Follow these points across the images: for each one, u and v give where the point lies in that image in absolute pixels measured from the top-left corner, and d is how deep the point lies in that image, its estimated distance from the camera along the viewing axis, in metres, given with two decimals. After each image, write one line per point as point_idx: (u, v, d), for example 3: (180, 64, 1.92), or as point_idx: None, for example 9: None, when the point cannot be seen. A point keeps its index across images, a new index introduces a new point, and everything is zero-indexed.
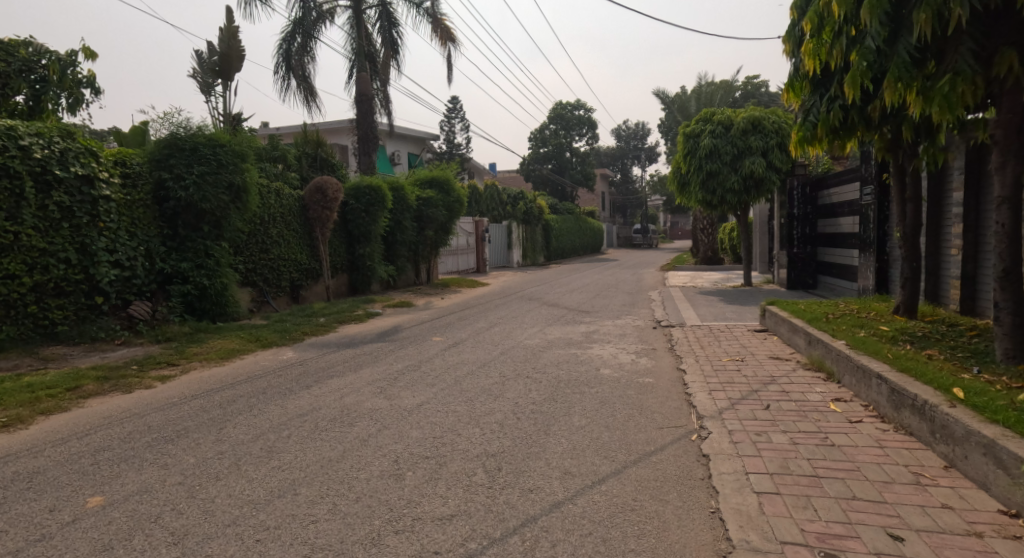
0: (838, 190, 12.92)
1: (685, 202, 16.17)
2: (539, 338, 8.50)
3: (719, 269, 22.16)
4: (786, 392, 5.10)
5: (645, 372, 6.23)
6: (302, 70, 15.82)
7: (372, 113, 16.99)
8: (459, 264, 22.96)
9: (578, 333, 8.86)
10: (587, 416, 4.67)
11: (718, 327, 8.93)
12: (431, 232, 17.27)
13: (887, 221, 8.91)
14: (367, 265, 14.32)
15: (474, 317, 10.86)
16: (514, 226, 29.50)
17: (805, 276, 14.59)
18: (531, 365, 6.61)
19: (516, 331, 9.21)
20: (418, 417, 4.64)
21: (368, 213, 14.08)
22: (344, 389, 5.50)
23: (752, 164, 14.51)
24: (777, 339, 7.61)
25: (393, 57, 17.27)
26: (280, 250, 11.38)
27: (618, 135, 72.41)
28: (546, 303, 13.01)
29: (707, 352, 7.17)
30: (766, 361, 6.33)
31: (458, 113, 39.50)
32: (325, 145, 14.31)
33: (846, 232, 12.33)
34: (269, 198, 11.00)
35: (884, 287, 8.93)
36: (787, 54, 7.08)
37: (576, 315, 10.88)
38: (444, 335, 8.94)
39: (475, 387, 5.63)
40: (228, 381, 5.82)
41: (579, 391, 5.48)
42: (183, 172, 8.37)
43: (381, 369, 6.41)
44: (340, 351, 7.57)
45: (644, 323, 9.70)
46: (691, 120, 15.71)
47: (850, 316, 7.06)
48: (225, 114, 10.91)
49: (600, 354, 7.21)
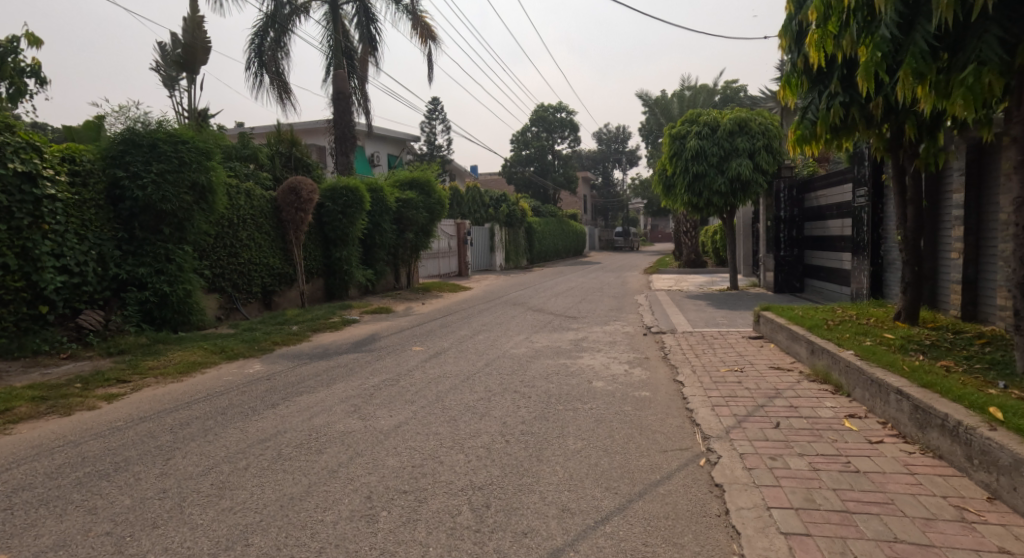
0: (826, 192, 12.72)
1: (671, 205, 15.88)
2: (526, 347, 8.05)
3: (703, 272, 21.98)
4: (794, 408, 4.72)
5: (641, 385, 5.82)
6: (275, 66, 15.24)
7: (349, 112, 16.44)
8: (441, 268, 22.46)
9: (566, 342, 8.45)
10: (582, 437, 4.24)
11: (711, 333, 8.58)
12: (411, 234, 16.75)
13: (882, 224, 8.64)
14: (344, 269, 13.75)
15: (457, 325, 10.36)
16: (496, 229, 29.08)
17: (792, 280, 14.35)
18: (518, 377, 6.16)
19: (501, 339, 8.76)
20: (395, 441, 4.16)
21: (345, 215, 13.52)
22: (314, 408, 5.00)
23: (739, 166, 14.26)
24: (773, 347, 7.28)
25: (371, 53, 16.77)
26: (250, 254, 10.81)
27: (599, 138, 72.49)
28: (531, 308, 12.57)
29: (704, 361, 6.79)
30: (766, 371, 5.97)
31: (439, 115, 39.02)
32: (299, 144, 13.73)
33: (835, 235, 12.11)
34: (238, 199, 10.42)
35: (879, 292, 8.65)
36: (783, 49, 6.77)
37: (564, 322, 10.48)
38: (425, 344, 8.45)
39: (458, 404, 5.17)
40: (185, 400, 5.30)
41: (572, 407, 5.05)
42: (140, 170, 7.85)
43: (356, 384, 5.92)
44: (312, 363, 7.05)
45: (634, 330, 9.32)
46: (677, 121, 15.41)
47: (850, 323, 6.75)
48: (190, 109, 10.34)
49: (591, 365, 6.80)
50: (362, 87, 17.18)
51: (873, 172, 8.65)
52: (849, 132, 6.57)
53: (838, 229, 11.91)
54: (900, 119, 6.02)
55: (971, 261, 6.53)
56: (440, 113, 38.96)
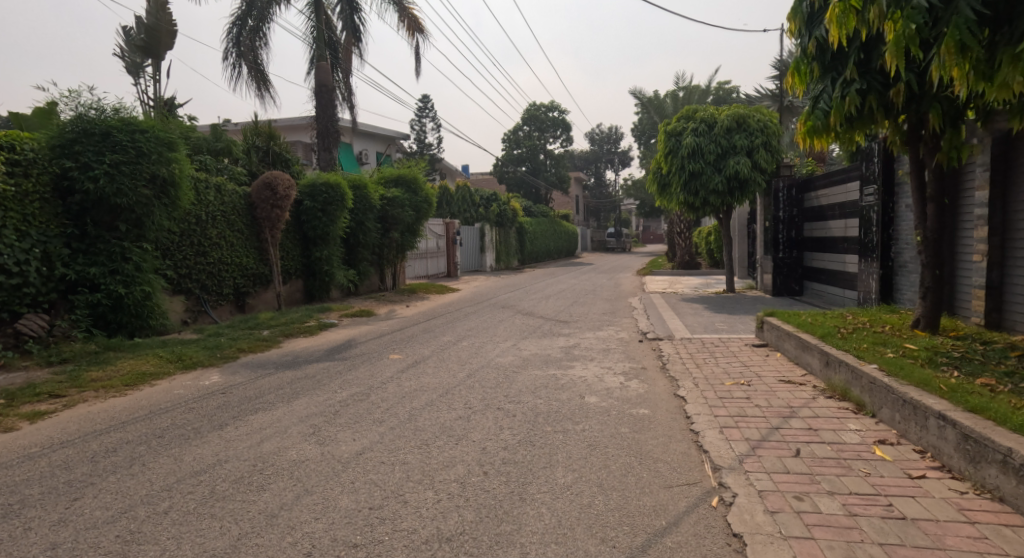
0: (827, 191, 12.22)
1: (666, 204, 15.33)
2: (513, 355, 7.44)
3: (698, 273, 21.47)
4: (815, 432, 4.14)
5: (639, 401, 5.24)
6: (254, 57, 14.58)
7: (332, 106, 15.78)
8: (429, 269, 21.82)
9: (556, 349, 7.85)
10: (573, 469, 3.64)
11: (712, 340, 8.01)
12: (396, 233, 16.11)
13: (893, 224, 8.12)
14: (324, 270, 13.10)
15: (440, 330, 9.74)
16: (487, 229, 28.46)
17: (791, 282, 13.83)
18: (502, 392, 5.56)
19: (487, 346, 8.16)
20: (353, 473, 3.55)
21: (325, 213, 12.88)
22: (268, 430, 4.37)
23: (737, 164, 13.73)
24: (780, 356, 6.72)
25: (355, 44, 16.12)
26: (220, 253, 10.15)
27: (591, 139, 72.05)
28: (521, 312, 11.97)
29: (707, 373, 6.22)
30: (776, 386, 5.41)
31: (430, 112, 38.36)
32: (277, 138, 13.07)
33: (836, 236, 11.62)
34: (207, 194, 9.78)
35: (889, 297, 8.13)
36: (791, 34, 6.27)
37: (554, 326, 9.89)
38: (405, 351, 7.83)
39: (433, 424, 4.55)
40: (121, 418, 4.65)
41: (562, 428, 4.45)
42: (91, 160, 7.21)
43: (322, 398, 5.30)
44: (278, 373, 6.41)
45: (628, 336, 8.75)
46: (673, 118, 14.86)
47: (864, 330, 6.21)
48: (155, 97, 9.64)
49: (584, 376, 6.21)
50: (346, 81, 16.57)
51: (883, 169, 8.14)
52: (863, 125, 6.08)
53: (840, 230, 11.42)
54: (922, 107, 5.52)
55: (996, 263, 6.00)
56: (430, 110, 38.30)
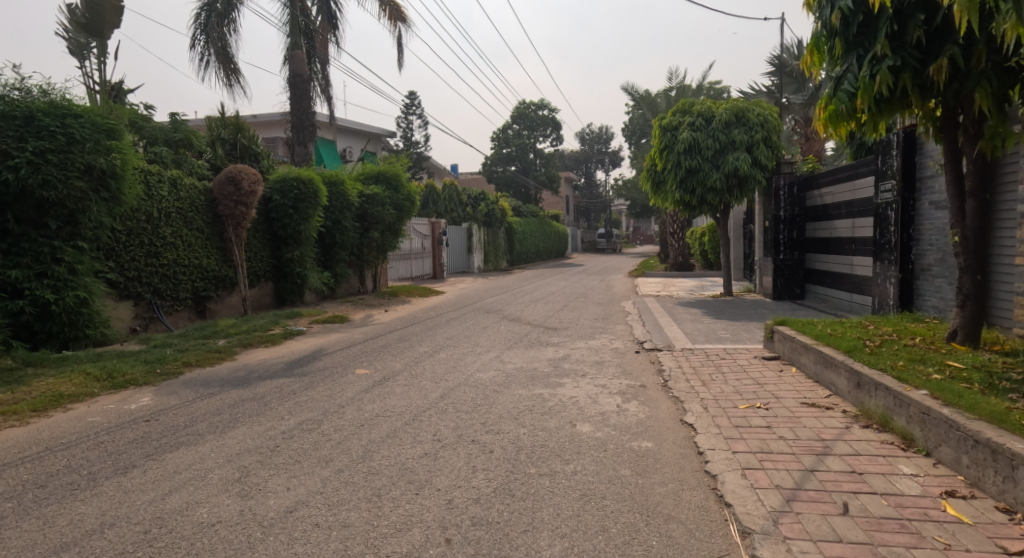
0: (832, 189, 11.53)
1: (660, 203, 14.58)
2: (496, 370, 6.62)
3: (691, 275, 20.80)
4: (861, 476, 3.35)
5: (640, 431, 4.44)
6: (224, 44, 13.69)
7: (308, 97, 14.91)
8: (413, 270, 20.95)
9: (544, 362, 7.06)
10: (561, 534, 2.83)
11: (716, 352, 7.24)
12: (377, 233, 15.24)
13: (914, 224, 7.39)
14: (297, 272, 12.21)
15: (418, 339, 8.88)
16: (474, 229, 27.60)
17: (792, 285, 13.13)
18: (480, 419, 4.73)
19: (469, 358, 7.34)
20: (275, 542, 2.72)
21: (297, 211, 11.98)
22: (185, 472, 3.51)
23: (736, 160, 13.03)
24: (796, 372, 5.95)
25: (332, 32, 15.26)
26: (175, 254, 9.27)
27: (582, 138, 71.43)
28: (507, 317, 11.14)
29: (718, 393, 5.43)
30: (800, 411, 4.62)
31: (417, 109, 37.45)
32: (246, 130, 12.18)
33: (843, 237, 10.91)
34: (159, 188, 8.90)
35: (909, 304, 7.40)
36: (810, 8, 5.56)
37: (542, 335, 9.09)
38: (375, 364, 7.00)
39: (392, 465, 3.70)
40: (7, 458, 3.78)
41: (548, 470, 3.65)
42: (11, 146, 6.38)
43: (264, 428, 4.43)
44: (222, 392, 5.55)
45: (624, 347, 7.96)
46: (668, 111, 14.07)
47: (892, 343, 5.46)
48: (101, 81, 8.69)
49: (575, 397, 5.40)
50: (324, 71, 15.69)
51: (903, 163, 7.43)
52: (892, 109, 5.34)
53: (847, 230, 10.71)
54: (966, 86, 4.78)
55: None
56: (417, 108, 37.35)
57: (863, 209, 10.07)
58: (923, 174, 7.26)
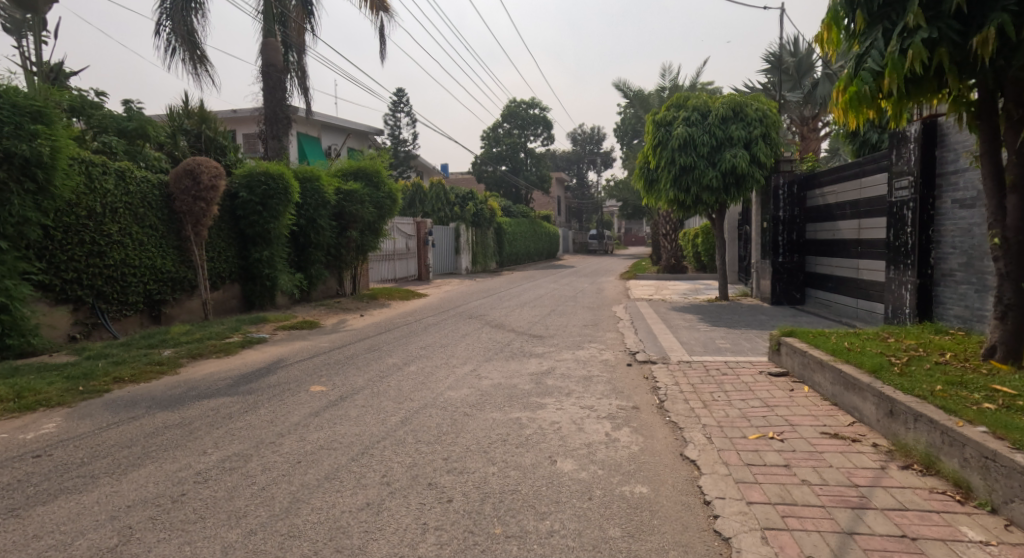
0: (835, 188, 10.91)
1: (653, 202, 13.87)
2: (471, 388, 5.87)
3: (685, 278, 20.13)
4: (915, 543, 2.61)
5: (633, 470, 3.70)
6: (190, 30, 12.87)
7: (281, 88, 14.12)
8: (396, 271, 20.17)
9: (525, 376, 6.32)
10: None
11: (717, 365, 6.53)
12: (355, 233, 14.43)
13: (934, 224, 6.71)
14: (265, 274, 11.41)
15: (390, 348, 8.10)
16: (462, 229, 26.80)
17: (791, 290, 12.50)
18: (444, 453, 3.98)
19: (442, 372, 6.58)
20: None
21: (266, 208, 11.17)
22: (47, 537, 2.73)
23: (733, 157, 12.34)
24: (809, 392, 5.22)
25: (307, 19, 14.46)
26: (124, 254, 8.47)
27: (573, 139, 70.84)
28: (490, 323, 10.39)
29: (722, 418, 4.70)
30: (822, 445, 3.89)
31: (405, 106, 36.66)
32: (211, 121, 11.41)
33: (847, 238, 10.28)
34: (103, 181, 8.08)
35: (928, 313, 6.73)
36: None
37: (526, 344, 8.34)
38: (336, 378, 6.23)
39: (320, 523, 2.93)
40: None
41: (517, 530, 2.90)
42: None
43: (177, 466, 3.65)
44: (147, 415, 4.76)
45: (615, 359, 7.24)
46: (661, 106, 13.35)
47: (922, 360, 4.74)
48: (38, 62, 7.87)
49: (558, 424, 4.66)
50: (300, 61, 14.89)
51: (921, 157, 6.76)
52: (921, 91, 4.64)
53: (851, 232, 10.07)
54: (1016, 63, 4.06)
55: None
56: (405, 105, 36.55)
57: (870, 210, 9.42)
58: (944, 170, 6.59)
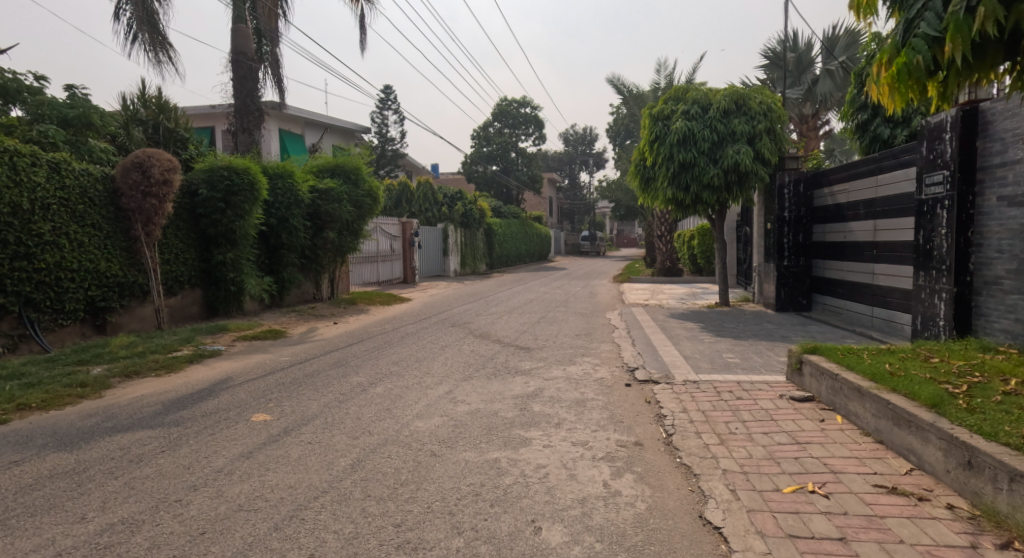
0: (846, 186, 10.12)
1: (649, 201, 13.05)
2: (444, 416, 4.98)
3: (680, 282, 19.34)
4: None
5: (641, 544, 2.82)
6: (151, 14, 11.95)
7: (251, 78, 13.24)
8: (380, 273, 19.26)
9: (508, 401, 5.44)
10: None
11: (729, 387, 5.69)
12: (332, 233, 13.50)
13: (976, 225, 5.90)
14: (230, 277, 10.49)
15: (359, 363, 7.19)
16: (450, 229, 25.87)
17: (797, 295, 11.76)
18: (396, 516, 3.09)
19: (413, 395, 5.69)
20: None
21: (229, 205, 10.25)
22: None
23: (736, 154, 11.55)
24: (845, 424, 4.37)
25: (280, 4, 13.55)
26: (60, 255, 7.53)
27: (566, 139, 70.13)
28: (474, 333, 9.51)
29: (745, 462, 3.84)
30: (881, 506, 3.03)
31: (393, 103, 35.74)
32: (170, 111, 10.54)
33: (861, 241, 9.50)
34: (29, 173, 7.16)
35: (967, 325, 5.93)
36: None
37: (512, 358, 7.46)
38: (288, 402, 5.32)
39: None
40: None
41: None
42: None
43: (33, 544, 2.73)
44: (34, 458, 3.83)
45: (612, 377, 6.38)
46: (658, 99, 12.51)
47: (986, 391, 3.82)
48: None
49: (545, 469, 3.79)
50: (273, 50, 13.99)
51: (960, 149, 5.97)
52: (984, 61, 3.83)
53: (866, 234, 9.30)
54: None
55: None
56: (392, 102, 35.59)
57: (887, 210, 8.67)
58: (987, 164, 5.80)
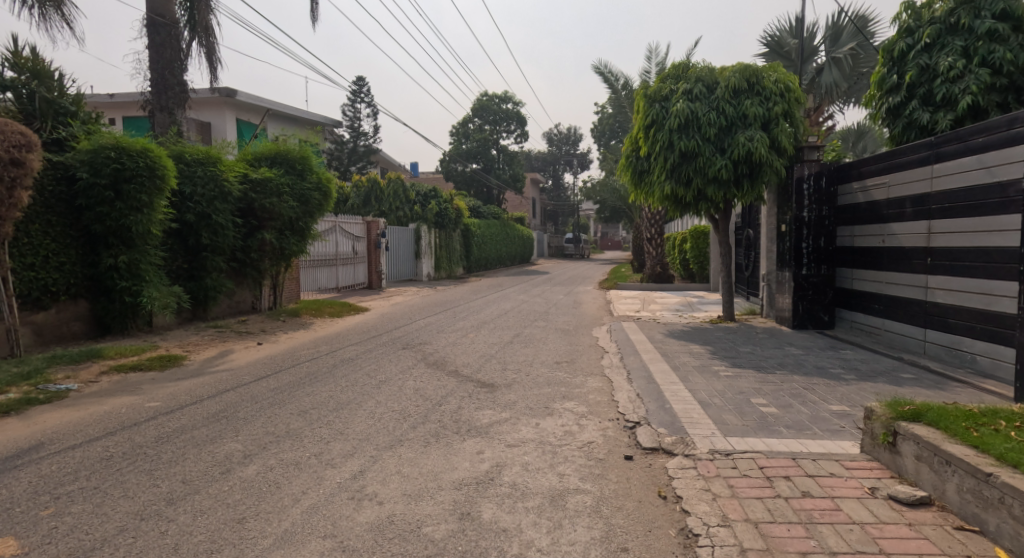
0: (885, 180, 8.29)
1: (642, 199, 11.14)
2: (327, 542, 2.93)
3: (673, 290, 17.54)
4: None
5: None
6: None
7: (172, 48, 11.15)
8: (338, 278, 17.17)
9: (443, 499, 3.42)
10: None
11: (786, 467, 3.73)
12: (270, 233, 11.38)
13: None
14: (124, 287, 8.35)
15: (250, 415, 5.11)
16: (423, 230, 23.75)
17: (818, 310, 9.90)
18: None
19: (298, 484, 3.62)
20: None
21: (120, 196, 8.13)
22: None
23: (748, 141, 9.67)
24: None
25: None
26: None
27: (550, 139, 68.50)
28: (427, 361, 7.46)
29: None
30: None
31: (365, 95, 33.54)
32: (49, 78, 8.36)
33: (908, 247, 7.67)
34: None
35: None
36: None
37: (467, 404, 5.44)
38: (81, 506, 3.23)
39: None
40: None
41: None
42: None
43: None
44: None
45: (604, 444, 4.38)
46: (654, 77, 10.58)
47: None
48: None
49: None
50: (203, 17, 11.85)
51: None
52: None
53: (917, 239, 7.47)
54: None
55: None
56: (365, 95, 33.34)
57: (949, 209, 6.86)
58: None
